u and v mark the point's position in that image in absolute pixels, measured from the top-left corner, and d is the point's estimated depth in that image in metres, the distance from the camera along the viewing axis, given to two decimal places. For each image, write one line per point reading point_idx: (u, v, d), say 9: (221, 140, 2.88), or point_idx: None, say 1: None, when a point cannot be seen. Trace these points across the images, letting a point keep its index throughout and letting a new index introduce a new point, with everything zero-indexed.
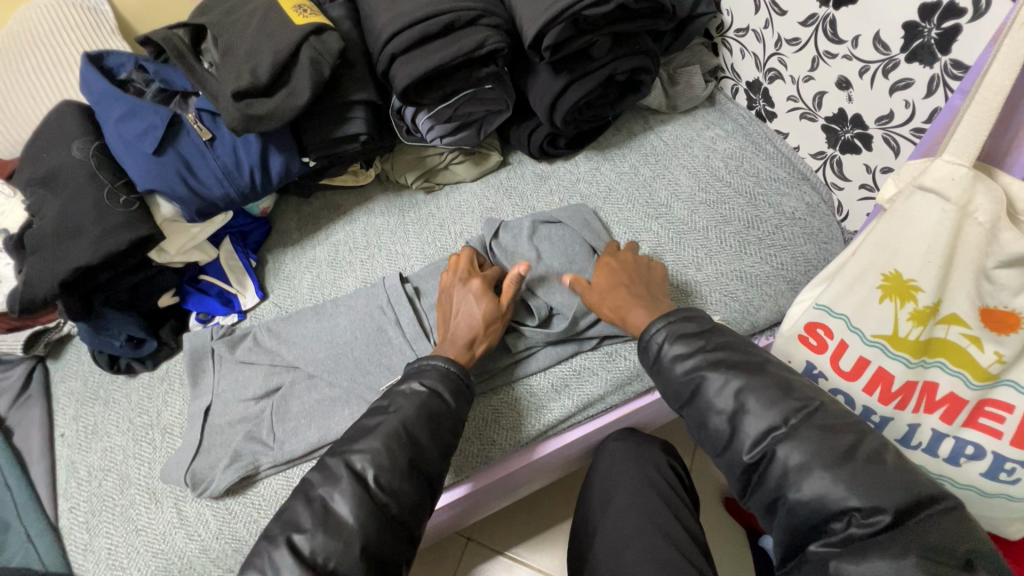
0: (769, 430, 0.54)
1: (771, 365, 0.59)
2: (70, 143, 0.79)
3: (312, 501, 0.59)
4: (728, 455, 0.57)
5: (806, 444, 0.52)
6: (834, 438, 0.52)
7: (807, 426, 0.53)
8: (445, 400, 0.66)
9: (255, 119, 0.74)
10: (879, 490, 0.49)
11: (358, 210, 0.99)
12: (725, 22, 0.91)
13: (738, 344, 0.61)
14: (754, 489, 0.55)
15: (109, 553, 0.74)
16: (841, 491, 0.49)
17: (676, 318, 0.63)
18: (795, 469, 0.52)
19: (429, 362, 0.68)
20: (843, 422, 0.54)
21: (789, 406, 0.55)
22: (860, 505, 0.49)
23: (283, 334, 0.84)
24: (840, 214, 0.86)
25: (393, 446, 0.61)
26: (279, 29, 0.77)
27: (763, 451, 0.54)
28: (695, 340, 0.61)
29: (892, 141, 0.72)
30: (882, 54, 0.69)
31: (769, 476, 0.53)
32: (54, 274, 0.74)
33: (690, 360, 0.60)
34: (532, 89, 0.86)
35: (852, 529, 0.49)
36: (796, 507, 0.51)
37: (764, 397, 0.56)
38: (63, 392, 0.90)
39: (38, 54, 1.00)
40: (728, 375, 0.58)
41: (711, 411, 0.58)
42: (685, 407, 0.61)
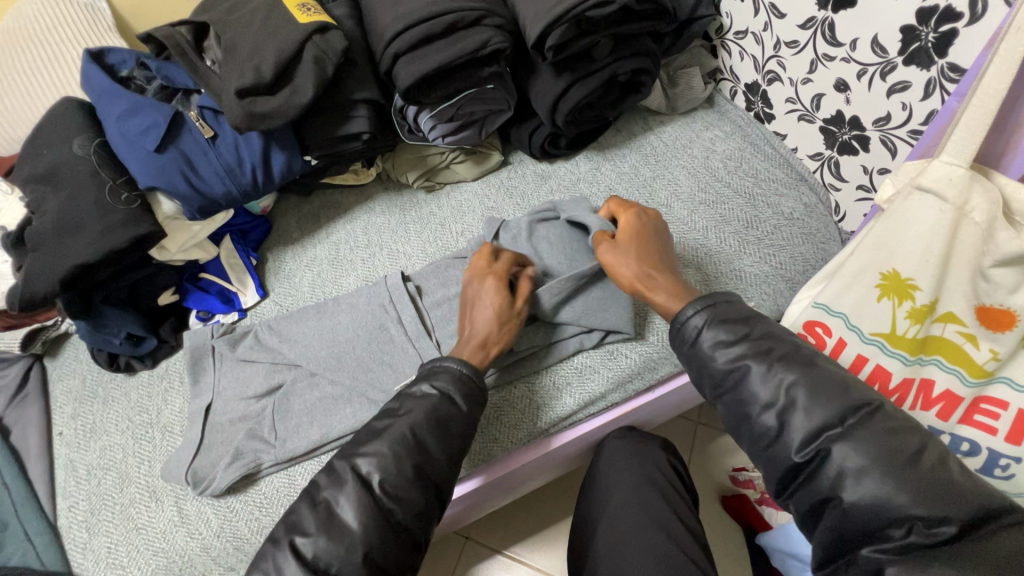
0: (823, 428, 0.52)
1: (820, 359, 0.57)
2: (70, 139, 0.79)
3: (317, 504, 0.59)
4: (772, 452, 0.55)
5: (866, 447, 0.50)
6: (899, 442, 0.49)
7: (868, 427, 0.51)
8: (456, 403, 0.65)
9: (258, 116, 0.74)
10: (942, 498, 0.46)
11: (359, 208, 1.00)
12: (725, 25, 0.92)
13: (784, 333, 0.59)
14: (798, 490, 0.53)
15: (108, 552, 0.74)
16: (902, 499, 0.47)
17: (715, 303, 0.62)
18: (852, 472, 0.49)
19: (441, 364, 0.68)
20: (906, 425, 0.51)
21: (848, 406, 0.52)
22: (924, 513, 0.46)
23: (285, 332, 0.84)
24: (837, 215, 0.87)
25: (400, 450, 0.61)
26: (282, 27, 0.77)
27: (816, 449, 0.52)
28: (738, 327, 0.60)
29: (890, 143, 0.73)
30: (880, 57, 0.70)
31: (822, 476, 0.51)
32: (55, 272, 0.74)
33: (735, 348, 0.59)
34: (534, 90, 0.87)
35: (912, 536, 0.46)
36: (851, 511, 0.49)
37: (819, 392, 0.53)
38: (60, 390, 0.90)
39: (35, 50, 0.99)
40: (775, 365, 0.56)
41: (753, 401, 0.56)
42: (724, 395, 0.59)
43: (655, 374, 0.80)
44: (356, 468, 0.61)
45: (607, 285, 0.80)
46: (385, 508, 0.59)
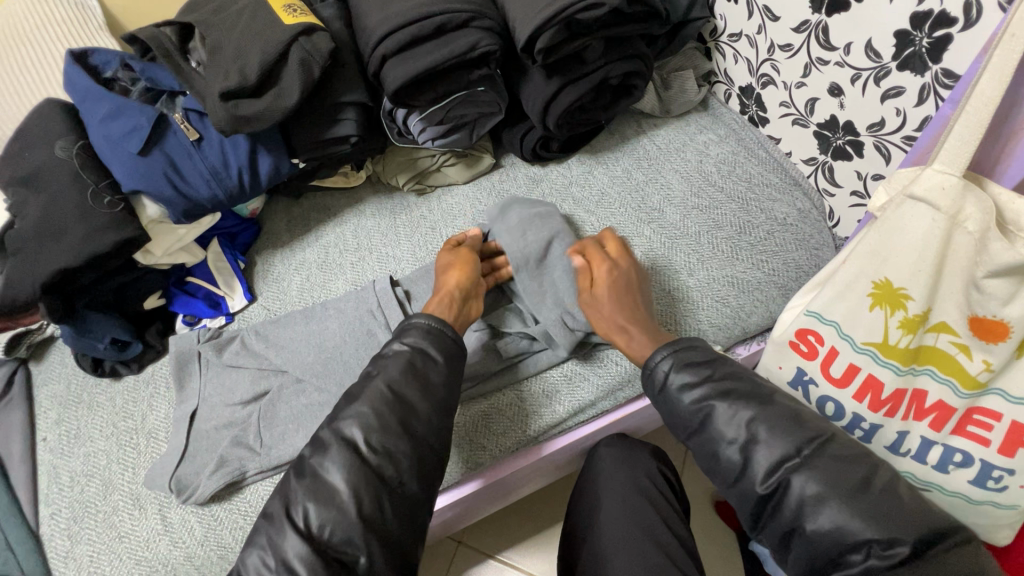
0: (782, 460, 0.54)
1: (778, 396, 0.59)
2: (52, 142, 0.78)
3: (305, 473, 0.58)
4: (739, 487, 0.57)
5: (821, 475, 0.52)
6: (846, 470, 0.52)
7: (820, 456, 0.54)
8: (430, 355, 0.66)
9: (243, 120, 0.73)
10: (895, 523, 0.49)
11: (349, 211, 0.98)
12: (718, 27, 0.91)
13: (745, 373, 0.61)
14: (766, 519, 0.56)
15: (90, 561, 0.73)
16: (857, 524, 0.50)
17: (681, 348, 0.64)
18: (811, 500, 0.52)
19: (410, 321, 0.69)
20: (854, 454, 0.54)
21: (801, 437, 0.55)
22: (879, 537, 0.49)
23: (272, 338, 0.84)
24: (831, 220, 0.86)
25: (382, 408, 0.61)
26: (268, 29, 0.75)
27: (778, 481, 0.54)
28: (702, 369, 0.62)
29: (883, 148, 0.72)
30: (874, 62, 0.69)
31: (786, 505, 0.53)
32: (37, 275, 0.73)
33: (698, 389, 0.60)
34: (524, 92, 0.86)
35: (871, 561, 0.49)
36: (814, 539, 0.51)
37: (777, 426, 0.56)
38: (44, 395, 0.88)
39: (24, 50, 0.98)
40: (737, 404, 0.58)
41: (723, 441, 0.57)
42: (694, 437, 0.61)
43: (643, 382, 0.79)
44: (340, 432, 0.60)
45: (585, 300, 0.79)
46: (374, 465, 0.58)
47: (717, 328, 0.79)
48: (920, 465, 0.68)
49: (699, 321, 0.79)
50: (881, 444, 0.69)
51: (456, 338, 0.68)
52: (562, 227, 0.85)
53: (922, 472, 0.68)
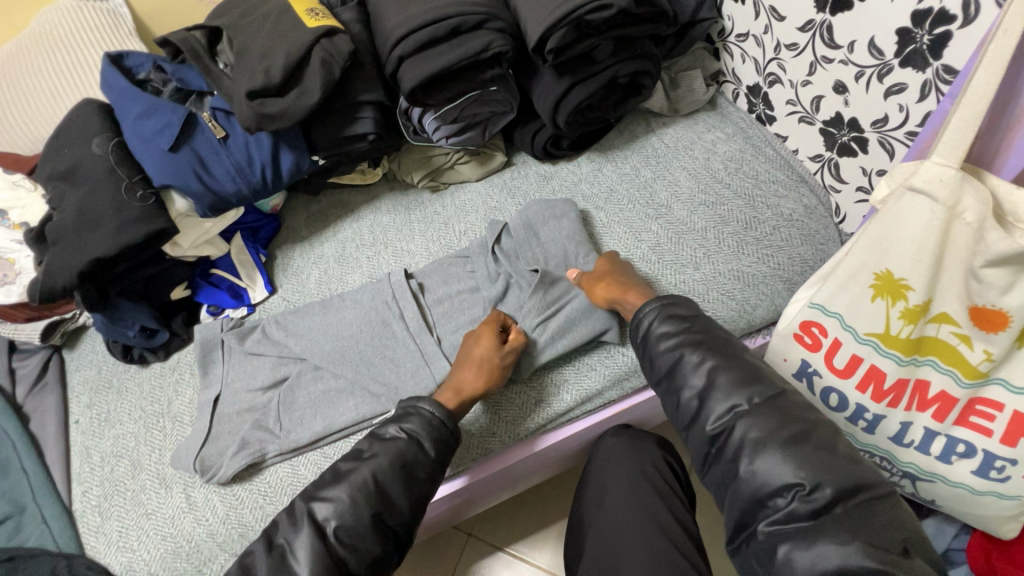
0: (732, 407, 0.59)
1: (747, 354, 0.63)
2: (89, 139, 0.82)
3: (273, 546, 0.61)
4: (694, 430, 0.61)
5: (763, 421, 0.57)
6: (787, 422, 0.56)
7: (768, 405, 0.58)
8: (423, 448, 0.67)
9: (267, 117, 0.76)
10: (823, 468, 0.53)
11: (366, 207, 1.02)
12: (726, 27, 0.93)
13: (720, 329, 0.65)
14: (711, 464, 0.60)
15: (119, 536, 0.77)
16: (788, 468, 0.54)
17: (668, 303, 0.68)
18: (751, 444, 0.56)
19: (416, 406, 0.69)
20: (801, 409, 0.58)
21: (754, 389, 0.59)
22: (806, 481, 0.53)
23: (291, 327, 0.87)
24: (837, 216, 0.87)
25: (360, 497, 0.63)
26: (291, 31, 0.79)
27: (725, 425, 0.58)
28: (682, 322, 0.66)
29: (887, 144, 0.74)
30: (877, 59, 0.70)
31: (728, 448, 0.58)
32: (73, 265, 0.77)
33: (674, 338, 0.65)
34: (536, 91, 0.89)
35: (794, 505, 0.53)
36: (745, 480, 0.55)
37: (735, 376, 0.60)
38: (77, 380, 0.93)
39: (58, 53, 1.03)
40: (705, 354, 0.62)
41: (684, 386, 0.62)
42: (661, 382, 0.65)
43: None
44: (313, 512, 0.63)
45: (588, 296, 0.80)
46: (339, 556, 0.61)
47: (723, 321, 0.80)
48: (923, 455, 0.69)
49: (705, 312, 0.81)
50: (885, 435, 0.70)
51: (456, 434, 0.69)
52: (573, 224, 0.88)
53: (924, 462, 0.69)
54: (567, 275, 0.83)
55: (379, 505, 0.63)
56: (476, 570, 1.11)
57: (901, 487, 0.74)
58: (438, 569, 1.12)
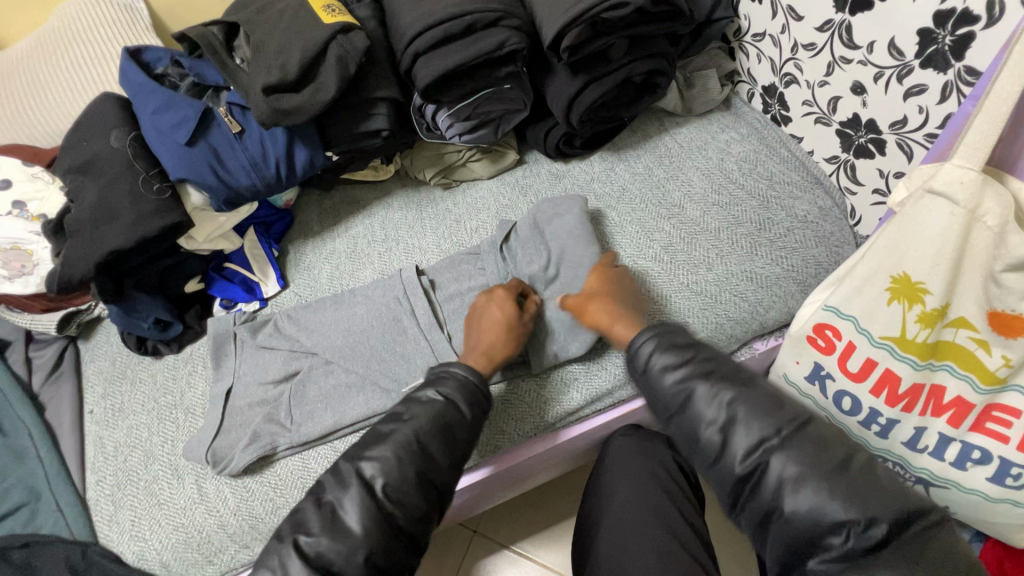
0: (762, 442, 0.57)
1: (758, 380, 0.62)
2: (108, 133, 0.83)
3: (322, 504, 0.61)
4: (719, 468, 0.59)
5: (798, 455, 0.55)
6: (824, 453, 0.55)
7: (798, 437, 0.56)
8: (460, 409, 0.67)
9: (283, 113, 0.77)
10: (869, 501, 0.52)
11: (378, 204, 1.02)
12: (743, 27, 0.92)
13: (726, 357, 0.64)
14: (745, 502, 0.58)
15: (132, 525, 0.78)
16: (836, 504, 0.52)
17: (663, 331, 0.65)
18: (791, 481, 0.54)
19: (447, 369, 0.69)
20: (830, 438, 0.57)
21: (778, 420, 0.58)
22: (856, 517, 0.52)
23: (303, 321, 0.88)
24: (853, 218, 0.86)
25: (405, 455, 0.63)
26: (307, 27, 0.80)
27: (757, 462, 0.57)
28: (684, 351, 0.63)
29: (906, 146, 0.73)
30: (897, 60, 0.70)
31: (766, 486, 0.56)
32: (91, 256, 0.78)
33: (680, 371, 0.62)
34: (550, 90, 0.88)
35: (849, 542, 0.52)
36: (791, 518, 0.54)
37: (756, 408, 0.58)
38: (91, 371, 0.94)
39: (76, 47, 1.04)
40: (718, 386, 0.60)
41: (702, 422, 0.60)
42: (673, 417, 0.63)
43: None
44: (360, 471, 0.62)
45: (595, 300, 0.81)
46: (388, 511, 0.61)
47: (734, 322, 0.80)
48: (937, 461, 0.68)
49: (716, 312, 0.80)
50: (898, 440, 0.70)
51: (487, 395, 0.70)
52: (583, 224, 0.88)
53: (938, 469, 0.69)
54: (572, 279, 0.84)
55: None
56: (481, 567, 1.11)
57: None
58: (443, 566, 1.12)
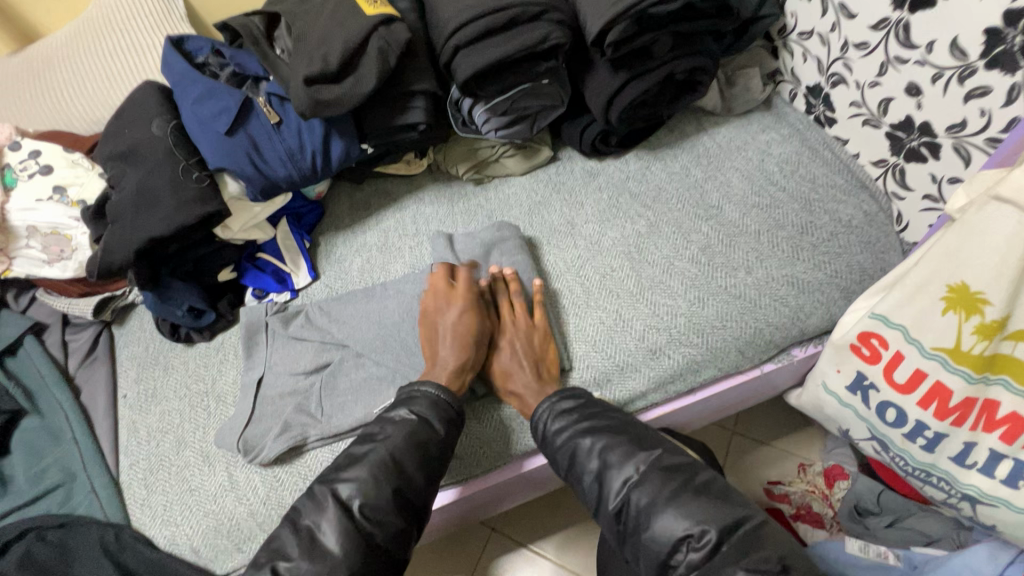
0: (626, 480, 0.63)
1: (631, 424, 0.69)
2: (150, 120, 0.84)
3: (299, 528, 0.63)
4: (602, 511, 0.65)
5: (652, 486, 0.61)
6: (672, 478, 0.61)
7: (654, 470, 0.63)
8: (434, 427, 0.69)
9: (323, 104, 0.77)
10: (700, 517, 0.58)
11: (409, 198, 1.02)
12: (788, 25, 0.90)
13: (606, 407, 0.71)
14: (623, 538, 0.63)
15: (164, 509, 0.79)
16: (676, 523, 0.58)
17: (557, 398, 0.71)
18: (646, 509, 0.61)
19: (419, 388, 0.72)
20: (681, 462, 0.63)
21: (640, 457, 0.64)
22: (693, 531, 0.57)
23: (334, 314, 0.88)
24: (898, 224, 0.84)
25: (380, 475, 0.65)
26: (350, 18, 0.79)
27: (623, 498, 0.63)
28: (569, 411, 0.70)
29: (963, 150, 0.70)
30: (959, 61, 0.67)
31: (630, 519, 0.62)
32: (132, 243, 0.79)
33: (566, 429, 0.69)
34: (589, 86, 0.87)
35: (690, 555, 0.57)
36: (647, 543, 0.59)
37: (623, 452, 0.65)
38: (126, 355, 0.95)
39: (116, 37, 1.06)
40: (596, 438, 0.67)
41: (585, 472, 0.66)
42: (568, 473, 0.69)
43: (697, 376, 0.79)
44: (337, 492, 0.64)
45: (623, 306, 0.82)
46: (366, 530, 0.63)
47: (773, 327, 0.79)
48: (987, 479, 0.65)
49: (756, 317, 0.79)
50: (945, 454, 0.68)
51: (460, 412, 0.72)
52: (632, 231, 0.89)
53: (990, 488, 0.65)
54: (602, 286, 0.84)
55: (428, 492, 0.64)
56: (500, 565, 1.11)
57: (960, 509, 0.71)
58: (461, 562, 1.12)
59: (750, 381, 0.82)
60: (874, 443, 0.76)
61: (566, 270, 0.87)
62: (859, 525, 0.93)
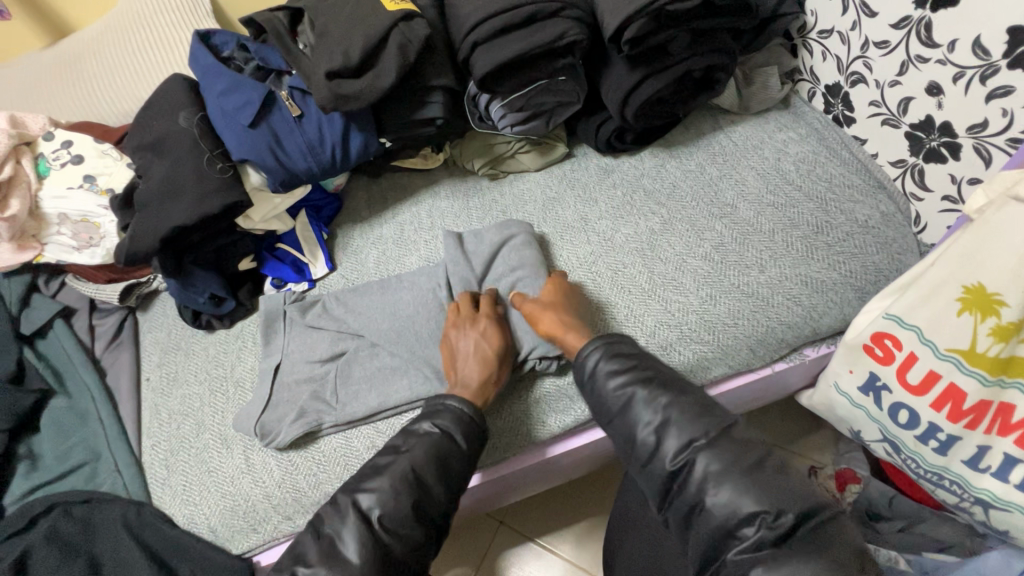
0: (690, 442, 0.59)
1: (693, 387, 0.65)
2: (176, 113, 0.87)
3: (321, 536, 0.63)
4: (650, 468, 0.61)
5: (722, 455, 0.58)
6: (744, 452, 0.58)
7: (723, 439, 0.59)
8: (456, 441, 0.69)
9: (344, 98, 0.78)
10: (777, 495, 0.55)
11: (425, 191, 1.03)
12: (808, 24, 0.89)
13: (664, 366, 0.68)
14: (672, 499, 0.60)
15: (183, 489, 0.82)
16: (749, 498, 0.55)
17: (611, 343, 0.69)
18: (713, 477, 0.57)
19: (444, 402, 0.72)
20: (754, 438, 0.60)
21: (708, 422, 0.60)
22: (767, 508, 0.54)
23: (350, 304, 0.89)
24: (917, 225, 0.83)
25: (401, 488, 0.64)
26: (371, 14, 0.81)
27: (684, 461, 0.59)
28: (628, 360, 0.67)
29: (983, 150, 0.69)
30: (981, 60, 0.67)
31: (689, 483, 0.58)
32: (157, 231, 0.82)
33: (622, 376, 0.66)
34: (605, 83, 0.88)
35: (761, 533, 0.54)
36: (711, 512, 0.56)
37: (686, 412, 0.61)
38: (149, 340, 0.99)
39: (145, 31, 1.09)
40: (656, 390, 0.64)
41: (639, 422, 0.63)
42: (615, 420, 0.66)
43: (708, 373, 0.79)
44: (358, 502, 0.64)
45: (634, 303, 0.82)
46: (384, 542, 0.62)
47: (785, 326, 0.78)
48: (1000, 483, 0.64)
49: (767, 315, 0.79)
50: (958, 458, 0.67)
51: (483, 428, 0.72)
52: (646, 228, 0.89)
53: (1003, 493, 0.64)
54: (612, 283, 0.85)
55: (439, 478, 0.66)
56: (507, 558, 1.12)
57: (971, 514, 0.70)
58: (468, 552, 1.14)
59: (760, 379, 0.81)
60: (886, 445, 0.75)
61: (578, 265, 0.88)
62: (869, 528, 0.92)
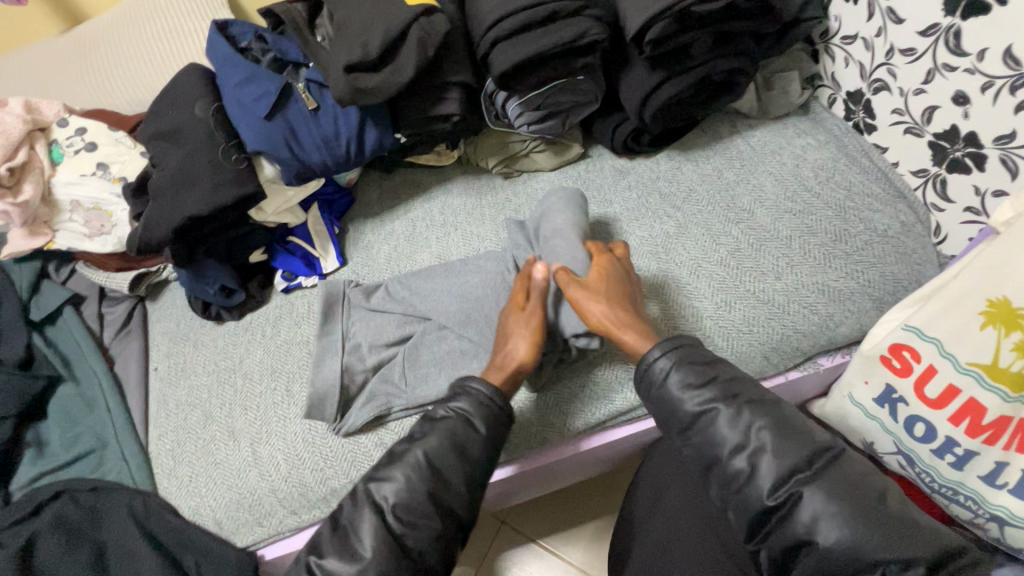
0: (792, 472, 0.57)
1: (782, 404, 0.63)
2: (193, 102, 0.86)
3: (337, 528, 0.63)
4: (743, 496, 0.59)
5: (832, 491, 0.55)
6: (860, 489, 0.55)
7: (830, 471, 0.56)
8: (474, 426, 0.67)
9: (362, 92, 0.78)
10: (901, 542, 0.52)
11: (437, 188, 1.03)
12: (831, 29, 0.88)
13: (745, 377, 0.65)
14: (770, 530, 0.57)
15: (190, 480, 0.81)
16: (872, 544, 0.52)
17: (679, 346, 0.66)
18: (827, 517, 0.54)
19: (465, 385, 0.70)
20: (866, 473, 0.57)
21: (812, 451, 0.58)
22: (895, 557, 0.51)
23: (413, 287, 0.88)
24: (937, 236, 0.82)
25: (414, 476, 0.63)
26: (390, 7, 0.80)
27: (788, 494, 0.56)
28: (705, 370, 0.64)
29: (1010, 162, 0.68)
30: (1011, 70, 0.65)
31: (795, 519, 0.55)
32: (170, 221, 0.81)
33: (699, 390, 0.63)
34: (624, 84, 0.87)
35: None
36: (824, 553, 0.54)
37: (784, 439, 0.59)
38: (158, 330, 0.98)
39: (161, 20, 1.09)
40: (742, 409, 0.61)
41: (724, 444, 0.60)
42: (692, 436, 0.63)
43: None
44: (372, 492, 0.64)
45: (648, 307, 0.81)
46: (396, 531, 0.61)
47: (801, 334, 0.78)
48: (1017, 500, 0.64)
49: (782, 322, 0.78)
50: (974, 473, 0.66)
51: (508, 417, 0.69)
52: (661, 231, 0.88)
53: (1020, 510, 0.63)
54: None
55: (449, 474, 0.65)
56: (508, 558, 1.11)
57: (985, 531, 0.69)
58: (468, 552, 1.13)
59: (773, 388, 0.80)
60: (900, 458, 0.73)
61: None
62: None
